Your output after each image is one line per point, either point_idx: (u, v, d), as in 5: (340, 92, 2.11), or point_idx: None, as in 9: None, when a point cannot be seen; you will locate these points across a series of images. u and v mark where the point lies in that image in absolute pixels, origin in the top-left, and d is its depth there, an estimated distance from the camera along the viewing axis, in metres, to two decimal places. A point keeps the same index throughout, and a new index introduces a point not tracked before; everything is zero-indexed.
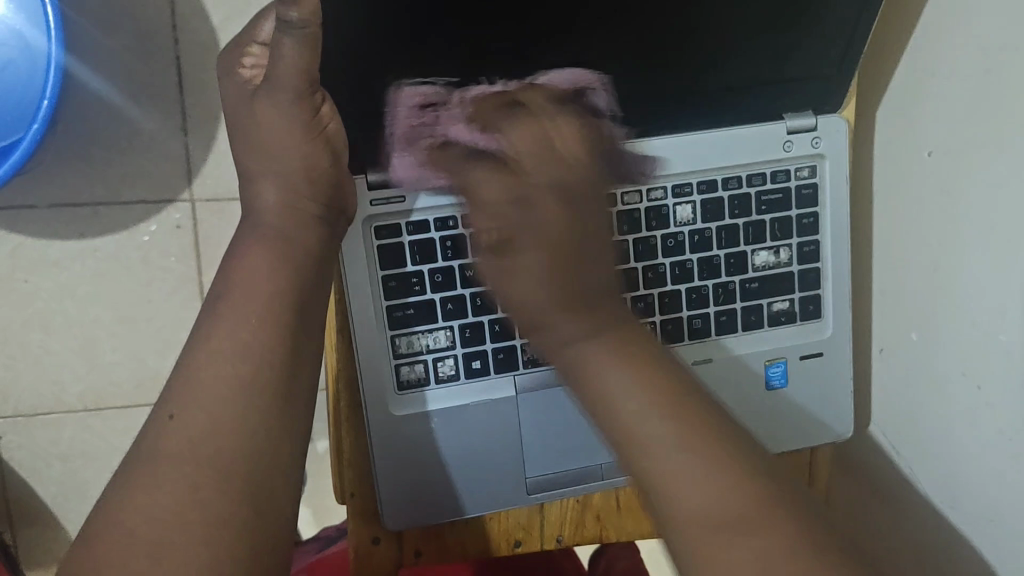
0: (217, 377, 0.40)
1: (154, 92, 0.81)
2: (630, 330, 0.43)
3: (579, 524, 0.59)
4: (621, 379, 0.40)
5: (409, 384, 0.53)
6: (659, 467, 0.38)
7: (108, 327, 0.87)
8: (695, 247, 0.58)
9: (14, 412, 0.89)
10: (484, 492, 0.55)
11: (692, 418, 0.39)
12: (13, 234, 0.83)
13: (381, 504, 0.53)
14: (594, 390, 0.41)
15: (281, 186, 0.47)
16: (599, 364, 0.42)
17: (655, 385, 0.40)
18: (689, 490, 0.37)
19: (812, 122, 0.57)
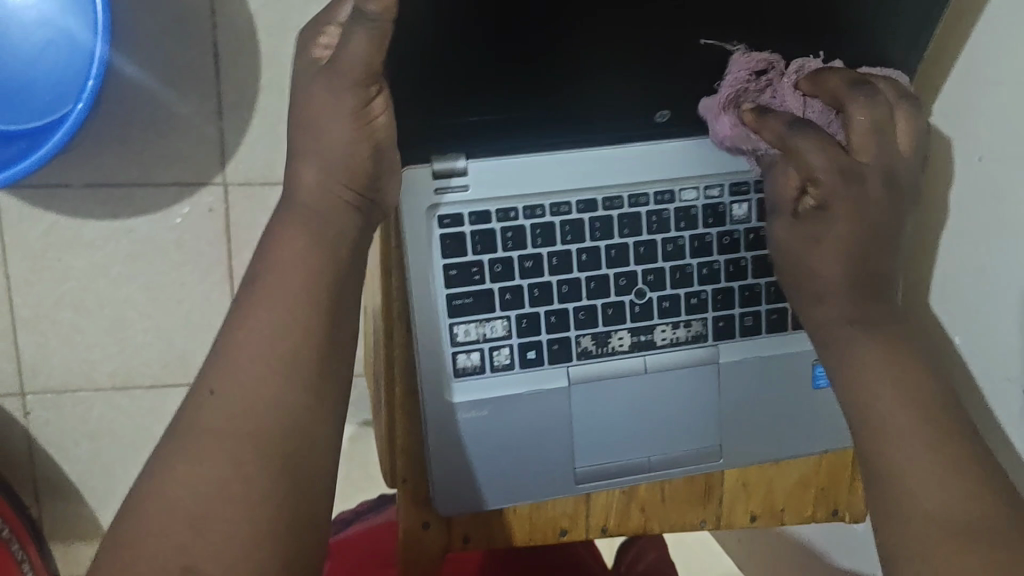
0: (253, 363, 0.42)
1: (191, 75, 0.81)
2: (914, 355, 0.48)
3: (625, 515, 0.60)
4: (868, 372, 0.48)
5: (465, 371, 0.54)
6: (905, 473, 0.43)
7: (139, 306, 0.88)
8: (726, 249, 0.57)
9: (43, 389, 0.90)
10: (534, 481, 0.56)
11: (933, 421, 0.45)
12: (48, 213, 0.84)
13: (433, 489, 0.54)
14: (866, 399, 0.47)
15: (320, 174, 0.48)
16: (861, 366, 0.49)
17: (908, 391, 0.46)
18: (919, 484, 0.42)
19: None
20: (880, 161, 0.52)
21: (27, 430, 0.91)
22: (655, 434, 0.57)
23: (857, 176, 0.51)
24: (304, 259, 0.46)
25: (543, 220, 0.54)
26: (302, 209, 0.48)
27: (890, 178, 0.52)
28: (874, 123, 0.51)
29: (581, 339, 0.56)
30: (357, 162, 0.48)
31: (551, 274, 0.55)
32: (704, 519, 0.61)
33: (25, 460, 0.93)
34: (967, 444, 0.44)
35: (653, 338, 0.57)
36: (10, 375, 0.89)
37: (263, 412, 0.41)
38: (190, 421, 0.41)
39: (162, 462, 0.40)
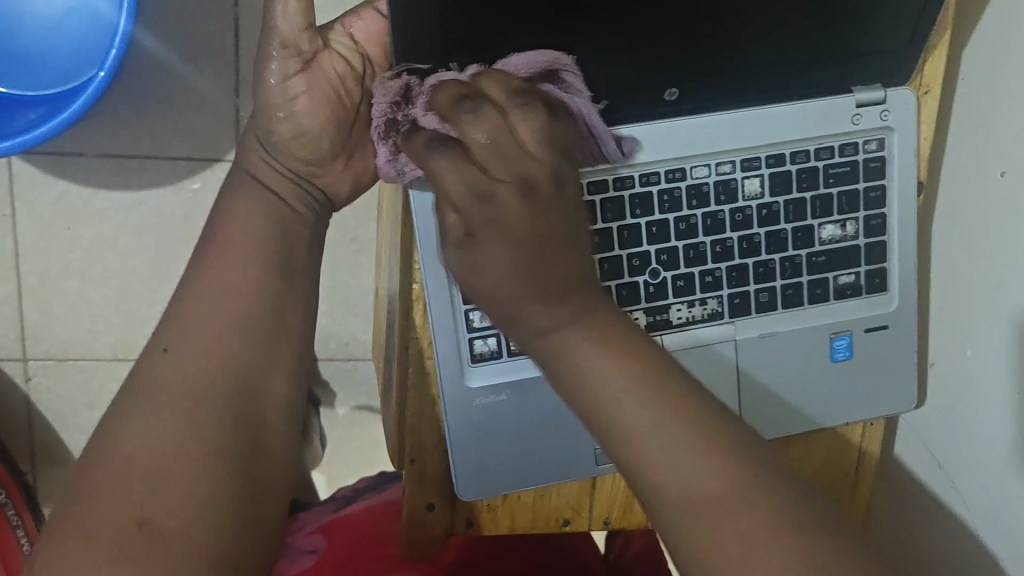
0: (207, 313, 0.40)
1: (210, 50, 0.81)
2: (611, 321, 0.35)
3: (628, 508, 0.49)
4: (583, 353, 0.34)
5: (482, 356, 0.43)
6: (655, 468, 0.33)
7: (144, 278, 0.88)
8: (765, 222, 0.51)
9: (45, 355, 0.89)
10: (551, 463, 0.45)
11: (671, 397, 0.34)
12: (60, 181, 0.84)
13: (453, 473, 0.44)
14: (591, 391, 0.34)
15: (261, 149, 0.46)
16: (577, 349, 0.34)
17: (635, 365, 0.34)
18: (683, 478, 0.32)
19: (881, 96, 0.50)
20: (514, 171, 0.34)
21: (28, 396, 0.91)
22: None
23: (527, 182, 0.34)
24: (262, 225, 0.44)
25: None
26: (258, 183, 0.45)
27: (528, 186, 0.34)
28: (494, 139, 0.34)
29: None
30: (293, 137, 0.45)
31: None
32: None
33: (24, 425, 0.92)
34: (714, 411, 0.34)
35: (670, 316, 0.51)
36: (12, 341, 0.89)
37: (218, 372, 0.39)
38: (142, 381, 0.38)
39: (116, 418, 0.37)
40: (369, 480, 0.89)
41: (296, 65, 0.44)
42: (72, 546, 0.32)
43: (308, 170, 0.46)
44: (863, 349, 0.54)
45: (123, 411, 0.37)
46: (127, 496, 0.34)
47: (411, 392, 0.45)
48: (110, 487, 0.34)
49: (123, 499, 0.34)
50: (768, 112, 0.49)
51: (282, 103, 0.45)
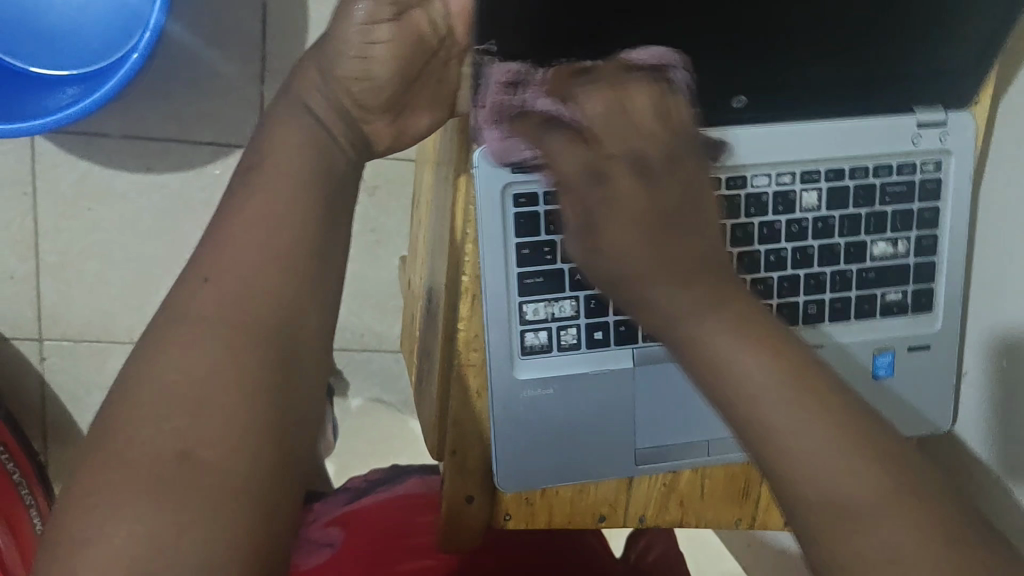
0: (251, 242, 0.35)
1: (236, 36, 0.80)
2: (743, 309, 0.36)
3: (662, 506, 0.50)
4: (721, 344, 0.35)
5: (532, 350, 0.45)
6: (796, 459, 0.31)
7: (163, 263, 0.87)
8: (819, 235, 0.50)
9: (61, 335, 0.88)
10: (591, 462, 0.46)
11: (810, 391, 0.33)
12: (83, 162, 0.83)
13: (494, 465, 0.45)
14: (728, 382, 0.34)
15: (319, 78, 0.42)
16: (715, 340, 0.35)
17: (775, 358, 0.34)
18: (821, 475, 0.31)
19: (942, 117, 0.49)
20: (625, 150, 0.42)
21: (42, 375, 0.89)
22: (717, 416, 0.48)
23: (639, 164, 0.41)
24: (309, 160, 0.39)
25: None
26: (304, 107, 0.41)
27: (639, 164, 0.42)
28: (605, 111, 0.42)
29: None
30: (357, 79, 0.42)
31: None
32: (739, 518, 0.51)
33: (38, 405, 0.91)
34: (861, 408, 0.33)
35: None
36: (29, 320, 0.87)
37: (250, 313, 0.33)
38: (180, 310, 0.34)
39: (149, 351, 0.32)
40: (382, 473, 0.88)
41: (388, 14, 0.42)
42: (111, 475, 0.29)
43: (360, 115, 0.43)
44: (904, 370, 0.52)
45: (159, 342, 0.32)
46: (166, 426, 0.30)
47: (455, 386, 0.46)
48: (149, 417, 0.30)
49: (158, 434, 0.30)
50: (834, 126, 0.49)
51: (358, 46, 0.42)
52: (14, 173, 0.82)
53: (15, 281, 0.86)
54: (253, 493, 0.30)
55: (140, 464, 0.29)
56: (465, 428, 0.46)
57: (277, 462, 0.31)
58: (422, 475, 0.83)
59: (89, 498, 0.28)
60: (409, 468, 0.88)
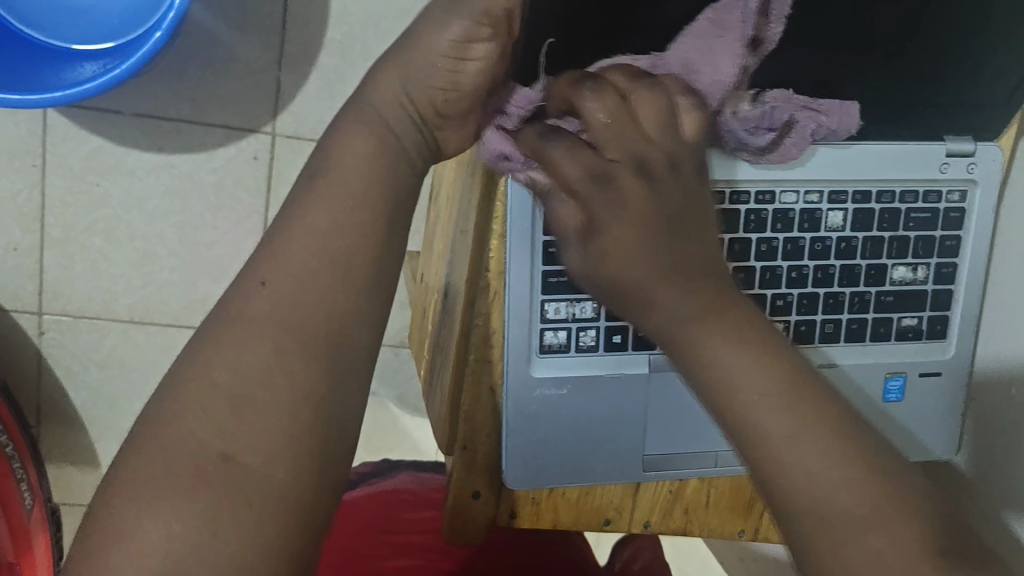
0: (304, 236, 0.36)
1: (257, 20, 0.79)
2: (744, 314, 0.37)
3: (666, 513, 0.50)
4: (731, 363, 0.35)
5: (550, 349, 0.45)
6: (781, 457, 0.33)
7: (169, 244, 0.85)
8: (841, 255, 0.50)
9: (62, 311, 0.85)
10: (600, 465, 0.47)
11: (812, 412, 0.34)
12: (94, 137, 0.81)
13: (504, 462, 0.45)
14: (729, 392, 0.35)
15: (399, 87, 0.40)
16: (708, 343, 0.36)
17: (776, 376, 0.35)
18: (811, 480, 0.32)
19: (971, 148, 0.49)
20: (629, 152, 0.39)
21: (39, 351, 0.86)
22: None
23: (609, 177, 0.39)
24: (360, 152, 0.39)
25: None
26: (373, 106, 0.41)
27: (643, 167, 0.39)
28: (613, 115, 0.38)
29: None
30: (444, 88, 0.40)
31: None
32: (741, 530, 0.51)
33: (31, 382, 0.87)
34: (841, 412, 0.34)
35: None
36: (30, 293, 0.84)
37: (297, 304, 0.34)
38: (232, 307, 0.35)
39: (207, 338, 0.34)
40: (370, 467, 0.86)
41: (487, 34, 0.39)
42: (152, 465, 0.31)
43: (436, 123, 0.41)
44: (914, 393, 0.52)
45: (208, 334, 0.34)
46: (211, 418, 0.32)
47: (470, 380, 0.46)
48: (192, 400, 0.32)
49: (203, 425, 0.32)
50: (866, 150, 0.49)
51: (450, 60, 0.39)
52: (23, 143, 0.80)
53: (17, 253, 0.83)
54: (281, 483, 0.31)
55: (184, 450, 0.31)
56: (477, 423, 0.46)
57: (303, 458, 0.32)
58: (413, 473, 0.82)
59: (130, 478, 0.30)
60: (399, 463, 0.86)
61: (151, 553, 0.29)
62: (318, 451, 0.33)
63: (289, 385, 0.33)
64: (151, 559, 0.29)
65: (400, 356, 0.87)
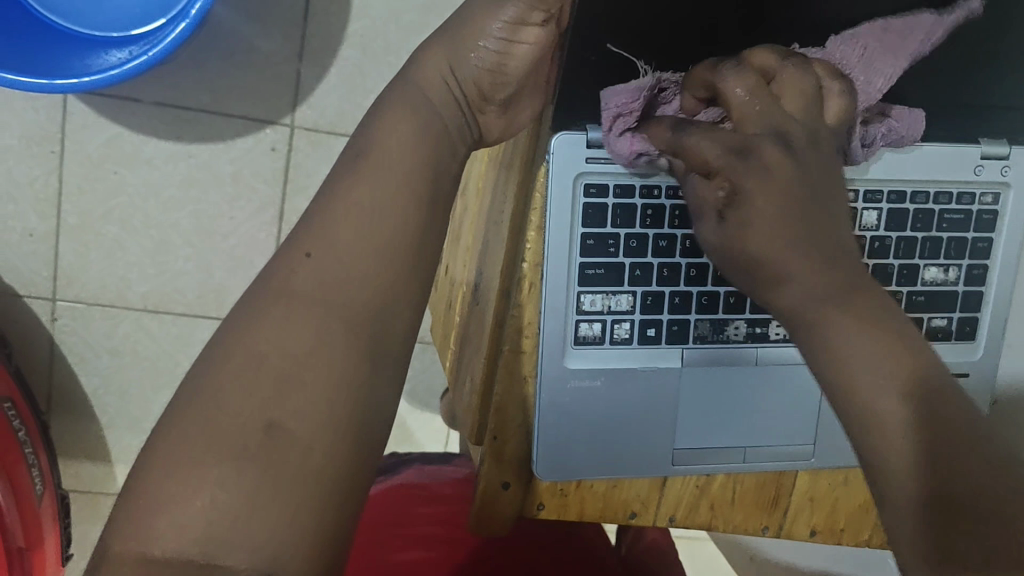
0: (346, 221, 0.36)
1: (279, 12, 0.79)
2: (876, 303, 0.40)
3: (692, 507, 0.50)
4: (860, 346, 0.39)
5: (585, 341, 0.46)
6: (897, 447, 0.36)
7: (184, 233, 0.85)
8: (874, 255, 0.50)
9: (76, 298, 0.85)
10: (632, 458, 0.47)
11: (930, 404, 0.37)
12: (113, 125, 0.81)
13: (534, 453, 0.46)
14: (853, 376, 0.38)
15: (446, 68, 0.43)
16: (837, 327, 0.39)
17: (895, 364, 0.38)
18: (923, 458, 0.35)
19: (1006, 151, 0.50)
20: (769, 126, 0.43)
21: (51, 337, 0.86)
22: (757, 420, 0.49)
23: (752, 151, 0.42)
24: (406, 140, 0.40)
25: (658, 202, 0.46)
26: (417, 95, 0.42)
27: (786, 141, 0.43)
28: (751, 92, 0.43)
29: (699, 324, 0.48)
30: (491, 70, 0.43)
31: (683, 255, 0.47)
32: (766, 526, 0.51)
33: (43, 368, 0.87)
34: (957, 413, 0.37)
35: (768, 331, 0.48)
36: (44, 280, 0.84)
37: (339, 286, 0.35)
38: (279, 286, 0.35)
39: (250, 316, 0.34)
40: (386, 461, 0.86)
41: (540, 17, 0.41)
42: (190, 442, 0.30)
43: (479, 104, 0.43)
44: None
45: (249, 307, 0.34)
46: (258, 394, 0.32)
47: (502, 371, 0.46)
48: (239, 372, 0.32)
49: (247, 402, 0.31)
50: (904, 151, 0.49)
51: (500, 41, 0.42)
52: (42, 129, 0.80)
53: (33, 238, 0.83)
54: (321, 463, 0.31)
55: (228, 423, 0.31)
56: (507, 415, 0.47)
57: (351, 436, 0.32)
58: (421, 467, 0.81)
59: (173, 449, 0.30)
60: (413, 458, 0.86)
61: (195, 523, 0.29)
62: (359, 428, 0.33)
63: (330, 367, 0.33)
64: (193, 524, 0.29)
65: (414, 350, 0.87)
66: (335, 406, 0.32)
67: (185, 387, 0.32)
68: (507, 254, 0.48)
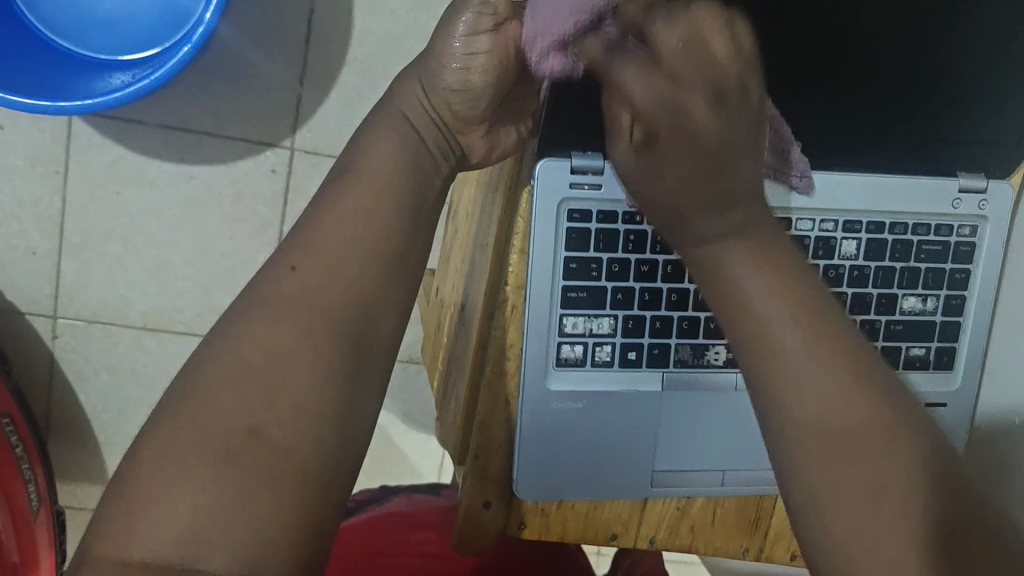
0: (334, 243, 0.37)
1: (281, 38, 0.81)
2: (769, 231, 0.38)
3: (673, 530, 0.51)
4: (755, 281, 0.36)
5: (567, 362, 0.47)
6: (806, 397, 0.33)
7: (185, 253, 0.86)
8: (853, 283, 0.52)
9: (76, 316, 0.86)
10: (611, 477, 0.48)
11: (839, 349, 0.34)
12: (117, 146, 0.82)
13: (515, 471, 0.47)
14: (759, 315, 0.35)
15: (420, 90, 0.44)
16: (733, 262, 0.36)
17: (799, 302, 0.35)
18: (821, 407, 0.33)
19: (984, 185, 0.52)
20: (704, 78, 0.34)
21: (52, 355, 0.87)
22: (735, 444, 0.50)
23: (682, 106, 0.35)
24: (395, 163, 0.40)
25: (641, 228, 0.47)
26: (403, 117, 0.43)
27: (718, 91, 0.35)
28: (688, 44, 0.34)
29: (680, 348, 0.49)
30: (457, 89, 0.43)
31: (664, 281, 0.48)
32: (746, 549, 0.52)
33: (43, 385, 0.88)
34: (862, 357, 0.35)
35: None
36: (45, 297, 0.86)
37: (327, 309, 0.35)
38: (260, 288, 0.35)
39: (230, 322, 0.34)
40: (370, 494, 0.86)
41: (489, 24, 0.42)
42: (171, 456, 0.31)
43: (456, 125, 0.44)
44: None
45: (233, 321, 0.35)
46: (240, 396, 0.32)
47: (485, 389, 0.48)
48: (220, 384, 0.33)
49: (226, 404, 0.32)
50: (885, 181, 0.52)
51: (459, 59, 0.43)
52: (48, 150, 0.82)
53: (36, 257, 0.85)
54: (305, 480, 0.32)
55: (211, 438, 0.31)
56: (491, 433, 0.48)
57: (333, 453, 0.33)
58: (409, 496, 0.81)
59: (155, 458, 0.31)
60: (399, 488, 0.86)
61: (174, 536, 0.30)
62: (341, 443, 0.33)
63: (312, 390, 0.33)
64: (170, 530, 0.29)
65: (408, 372, 0.88)
66: (318, 426, 0.33)
67: (165, 402, 0.33)
68: (495, 275, 0.49)
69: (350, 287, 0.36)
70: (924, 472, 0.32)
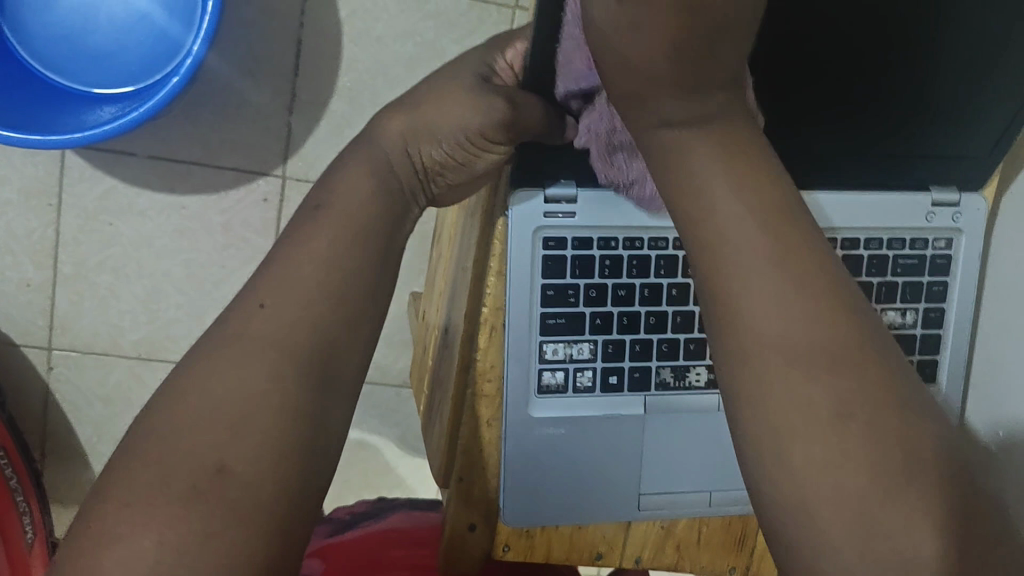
0: (310, 279, 0.37)
1: (270, 68, 0.81)
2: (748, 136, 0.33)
3: (658, 549, 0.52)
4: (716, 184, 0.31)
5: (549, 389, 0.47)
6: (765, 303, 0.29)
7: (177, 282, 0.87)
8: None
9: (70, 346, 0.87)
10: (593, 501, 0.48)
11: (809, 265, 0.30)
12: (108, 177, 0.83)
13: (501, 498, 0.47)
14: (717, 216, 0.31)
15: (409, 137, 0.43)
16: (695, 165, 0.32)
17: (763, 209, 0.31)
18: (784, 321, 0.29)
19: (956, 198, 0.53)
20: None
21: (45, 386, 0.87)
22: (717, 464, 0.50)
23: None
24: (369, 195, 0.41)
25: (616, 253, 0.47)
26: (384, 159, 0.43)
27: None
28: None
29: (661, 370, 0.49)
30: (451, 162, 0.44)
31: (641, 304, 0.48)
32: (733, 566, 0.53)
33: (37, 416, 0.88)
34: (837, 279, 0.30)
35: None
36: (39, 329, 0.86)
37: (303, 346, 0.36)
38: (234, 327, 0.36)
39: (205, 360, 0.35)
40: (366, 505, 0.87)
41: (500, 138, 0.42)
42: None
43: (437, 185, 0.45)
44: None
45: (209, 353, 0.35)
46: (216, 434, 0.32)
47: (466, 415, 0.48)
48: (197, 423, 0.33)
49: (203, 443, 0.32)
50: (856, 200, 0.52)
51: (463, 143, 0.43)
52: (40, 184, 0.82)
53: (29, 289, 0.85)
54: (284, 515, 0.31)
55: None
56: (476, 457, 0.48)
57: (312, 482, 0.33)
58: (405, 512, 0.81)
59: None
60: (393, 502, 0.86)
61: None
62: (319, 477, 0.33)
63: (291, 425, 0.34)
64: (144, 563, 0.29)
65: (401, 396, 0.88)
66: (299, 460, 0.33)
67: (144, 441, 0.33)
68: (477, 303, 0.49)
69: (326, 322, 0.36)
70: (893, 378, 0.28)
